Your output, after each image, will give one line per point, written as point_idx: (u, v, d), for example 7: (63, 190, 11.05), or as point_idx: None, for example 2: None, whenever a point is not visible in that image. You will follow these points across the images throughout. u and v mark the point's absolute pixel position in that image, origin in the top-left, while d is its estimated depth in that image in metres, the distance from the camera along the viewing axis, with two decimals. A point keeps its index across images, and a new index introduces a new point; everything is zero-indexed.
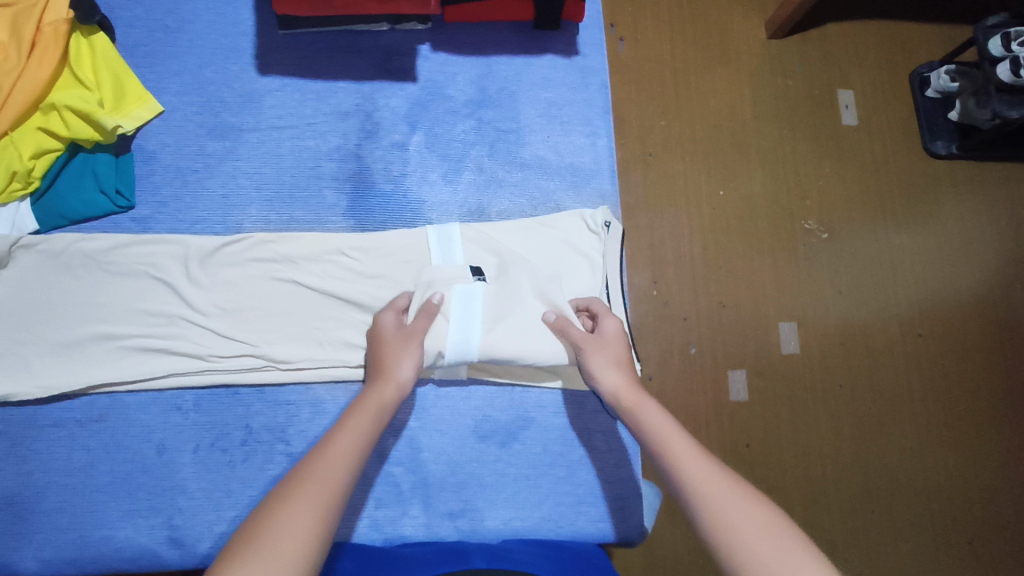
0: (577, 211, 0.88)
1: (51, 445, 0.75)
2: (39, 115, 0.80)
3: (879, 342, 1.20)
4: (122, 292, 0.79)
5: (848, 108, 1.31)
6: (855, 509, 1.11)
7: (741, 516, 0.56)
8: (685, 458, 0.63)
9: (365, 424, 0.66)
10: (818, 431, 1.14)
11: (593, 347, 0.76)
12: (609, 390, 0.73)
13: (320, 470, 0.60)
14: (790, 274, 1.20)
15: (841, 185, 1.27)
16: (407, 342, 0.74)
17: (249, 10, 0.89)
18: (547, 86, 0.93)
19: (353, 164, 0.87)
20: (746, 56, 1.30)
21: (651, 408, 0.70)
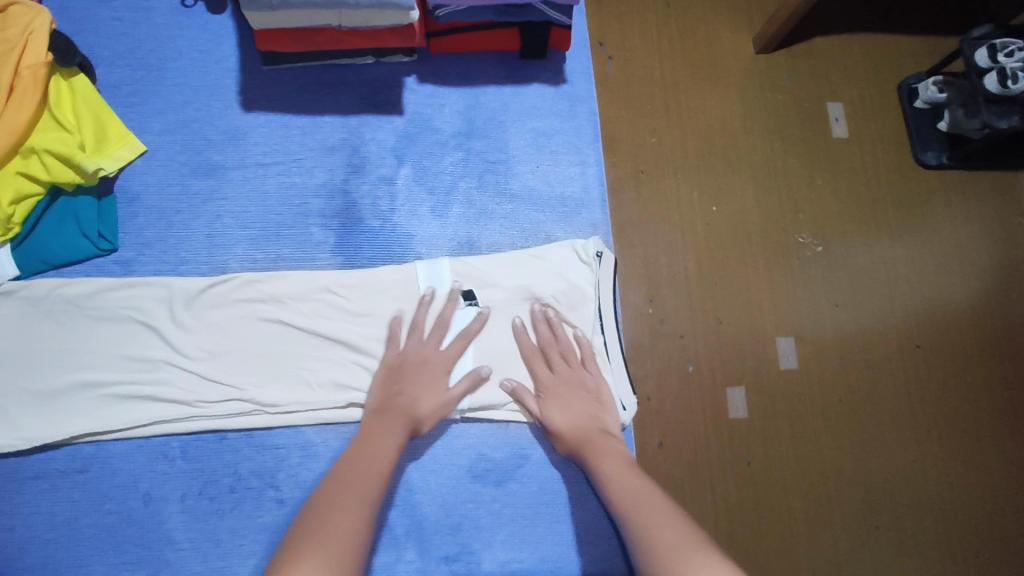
0: (568, 242, 0.86)
1: (33, 498, 0.73)
2: (18, 159, 0.78)
3: (878, 354, 1.18)
4: (105, 337, 0.77)
5: (838, 120, 1.31)
6: (859, 524, 1.10)
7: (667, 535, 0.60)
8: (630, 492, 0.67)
9: (392, 448, 0.70)
10: (819, 445, 1.12)
11: (553, 387, 0.79)
12: (568, 433, 0.76)
13: (356, 486, 0.64)
14: (786, 287, 1.19)
15: (833, 198, 1.26)
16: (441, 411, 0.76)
17: (233, 48, 0.89)
18: (535, 115, 0.92)
19: (340, 200, 0.86)
20: (734, 71, 1.30)
21: (603, 455, 0.73)
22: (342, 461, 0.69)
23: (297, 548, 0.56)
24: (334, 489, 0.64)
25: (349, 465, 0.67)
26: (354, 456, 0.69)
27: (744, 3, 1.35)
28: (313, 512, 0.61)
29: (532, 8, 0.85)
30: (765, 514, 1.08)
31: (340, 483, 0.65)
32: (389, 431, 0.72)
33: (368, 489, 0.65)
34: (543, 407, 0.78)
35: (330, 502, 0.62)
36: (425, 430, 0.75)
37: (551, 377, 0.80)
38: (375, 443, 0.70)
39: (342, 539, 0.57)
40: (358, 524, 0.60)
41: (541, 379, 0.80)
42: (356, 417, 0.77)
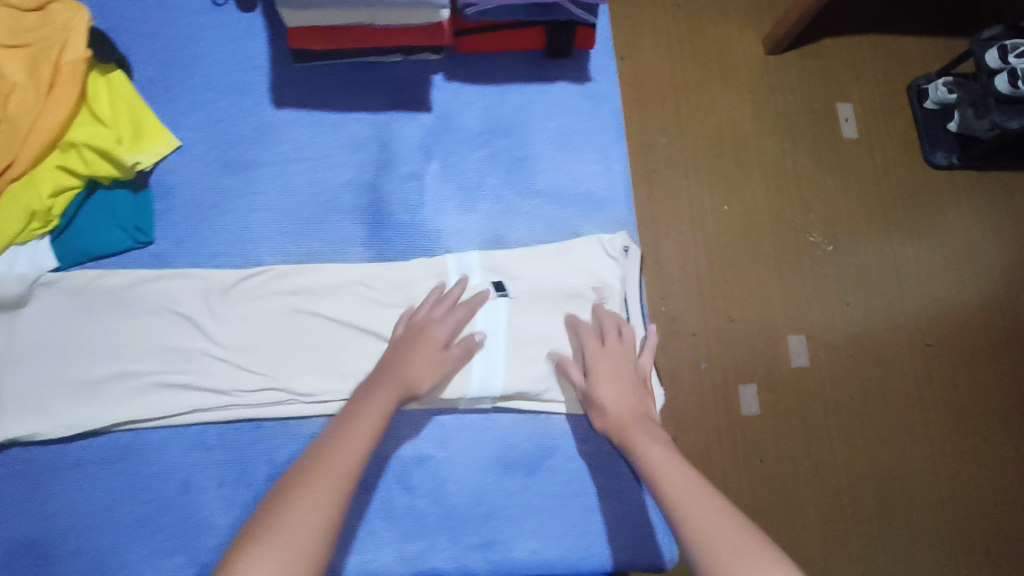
0: (595, 238, 0.88)
1: (71, 486, 0.74)
2: (57, 154, 0.80)
3: (889, 353, 1.20)
4: (143, 327, 0.79)
5: (848, 121, 1.33)
6: (872, 522, 1.11)
7: (728, 550, 0.56)
8: (678, 489, 0.63)
9: (371, 430, 0.67)
10: (831, 443, 1.14)
11: (599, 358, 0.79)
12: (611, 409, 0.75)
13: (330, 470, 0.62)
14: (796, 286, 1.21)
15: (844, 198, 1.27)
16: (439, 370, 0.75)
17: (262, 45, 0.90)
18: (560, 112, 0.93)
19: (369, 196, 0.87)
20: (744, 72, 1.32)
21: (648, 440, 0.70)
22: (319, 442, 0.66)
23: (257, 547, 0.55)
24: (307, 473, 0.62)
25: (326, 447, 0.65)
26: (331, 439, 0.66)
27: (756, 5, 1.37)
28: (283, 499, 0.59)
29: (558, 7, 0.86)
30: (778, 512, 1.09)
31: (314, 467, 0.62)
32: (370, 412, 0.69)
33: (344, 474, 0.62)
34: (597, 378, 0.77)
35: (303, 489, 0.60)
36: (423, 391, 0.74)
37: (600, 350, 0.80)
38: (355, 425, 0.67)
39: (305, 538, 0.56)
40: (325, 517, 0.58)
41: (594, 355, 0.79)
42: None
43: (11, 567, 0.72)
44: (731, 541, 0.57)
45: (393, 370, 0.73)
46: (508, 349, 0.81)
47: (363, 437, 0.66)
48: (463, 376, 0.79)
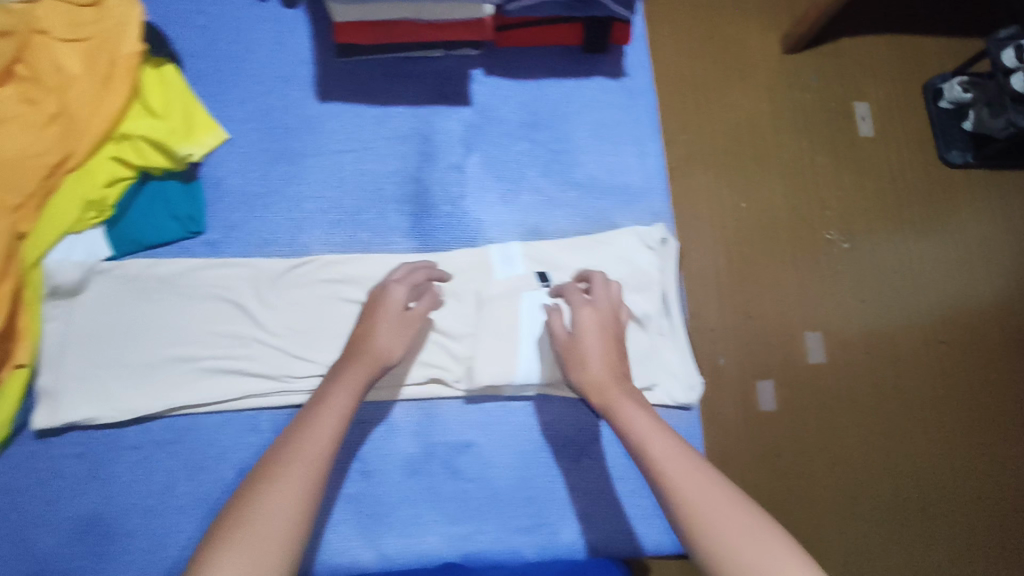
0: (633, 229, 0.90)
1: (129, 467, 0.77)
2: (112, 145, 0.82)
3: (903, 350, 1.22)
4: (196, 314, 0.81)
5: (864, 119, 1.34)
6: (890, 517, 1.12)
7: (730, 529, 0.54)
8: (670, 460, 0.60)
9: (341, 415, 0.64)
10: (849, 440, 1.15)
11: (588, 315, 0.73)
12: (596, 370, 0.70)
13: (300, 458, 0.59)
14: (813, 282, 1.23)
15: (860, 196, 1.30)
16: (404, 333, 0.74)
17: (308, 41, 0.93)
18: (597, 107, 0.95)
19: (413, 187, 0.89)
20: (762, 69, 1.34)
21: (632, 408, 0.67)
22: (286, 432, 0.63)
23: (224, 544, 0.51)
24: (276, 463, 0.58)
25: (292, 437, 0.61)
26: (298, 427, 0.62)
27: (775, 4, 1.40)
28: (252, 492, 0.56)
29: (598, 4, 0.88)
30: (795, 509, 1.10)
31: (285, 456, 0.59)
32: (339, 397, 0.66)
33: (315, 463, 0.59)
34: (580, 334, 0.73)
35: (271, 479, 0.56)
36: (395, 359, 0.72)
37: (586, 304, 0.74)
38: (323, 409, 0.64)
39: (277, 532, 0.53)
40: (298, 505, 0.55)
41: (578, 308, 0.74)
42: (437, 393, 0.82)
43: (71, 548, 0.74)
44: (732, 518, 0.54)
45: (362, 355, 0.70)
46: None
47: (333, 423, 0.63)
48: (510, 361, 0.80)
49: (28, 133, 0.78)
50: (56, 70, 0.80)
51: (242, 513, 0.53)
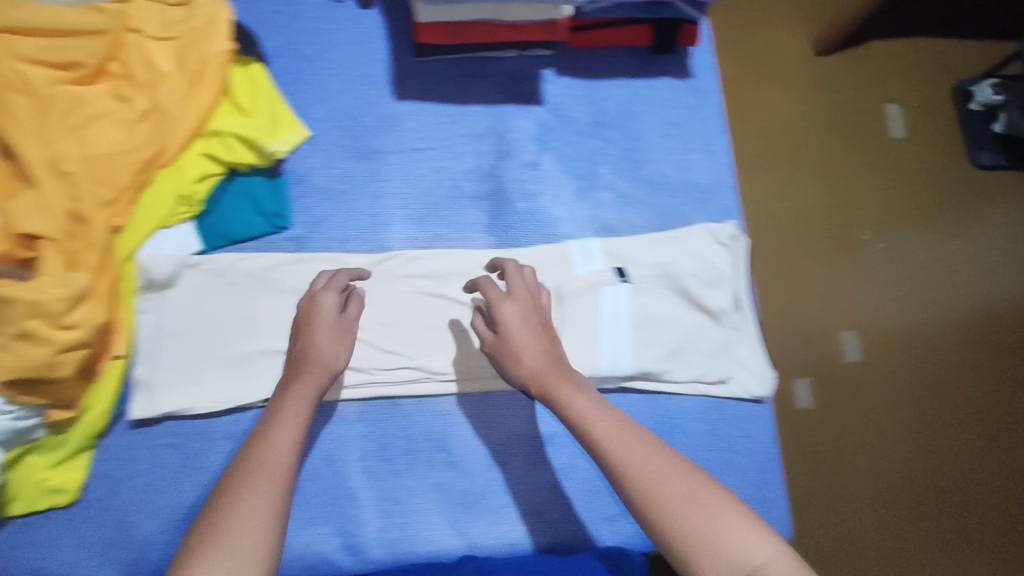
0: (703, 226, 0.91)
1: (224, 457, 0.79)
2: (201, 141, 0.83)
3: (937, 348, 1.28)
4: (284, 308, 0.84)
5: (895, 121, 1.40)
6: (926, 509, 1.18)
7: (679, 500, 0.58)
8: (616, 440, 0.63)
9: (297, 416, 0.67)
10: (887, 434, 1.19)
11: (509, 307, 0.75)
12: (528, 361, 0.72)
13: (265, 464, 0.61)
14: (852, 280, 1.27)
15: (895, 197, 1.35)
16: (343, 336, 0.77)
17: (383, 40, 0.95)
18: (667, 107, 0.97)
19: (489, 184, 0.92)
20: (799, 73, 1.38)
21: (572, 389, 0.69)
22: (245, 441, 0.65)
23: (205, 546, 0.53)
24: (239, 466, 0.61)
25: (251, 443, 0.64)
26: (255, 435, 0.65)
27: (813, 8, 1.43)
28: (225, 500, 0.57)
29: (671, 5, 0.89)
30: (837, 504, 1.12)
31: (246, 459, 0.62)
32: (292, 400, 0.69)
33: (279, 459, 0.62)
34: (507, 331, 0.74)
35: (241, 487, 0.58)
36: (343, 363, 0.76)
37: (505, 297, 0.76)
38: (279, 412, 0.68)
39: (256, 522, 0.56)
40: (275, 506, 0.58)
41: (499, 304, 0.75)
42: None
43: (169, 536, 0.76)
44: (677, 487, 0.59)
45: (306, 360, 0.73)
46: (635, 329, 0.85)
47: (290, 423, 0.66)
48: (594, 350, 0.84)
49: (121, 131, 0.80)
50: (147, 68, 0.81)
51: (217, 523, 0.55)
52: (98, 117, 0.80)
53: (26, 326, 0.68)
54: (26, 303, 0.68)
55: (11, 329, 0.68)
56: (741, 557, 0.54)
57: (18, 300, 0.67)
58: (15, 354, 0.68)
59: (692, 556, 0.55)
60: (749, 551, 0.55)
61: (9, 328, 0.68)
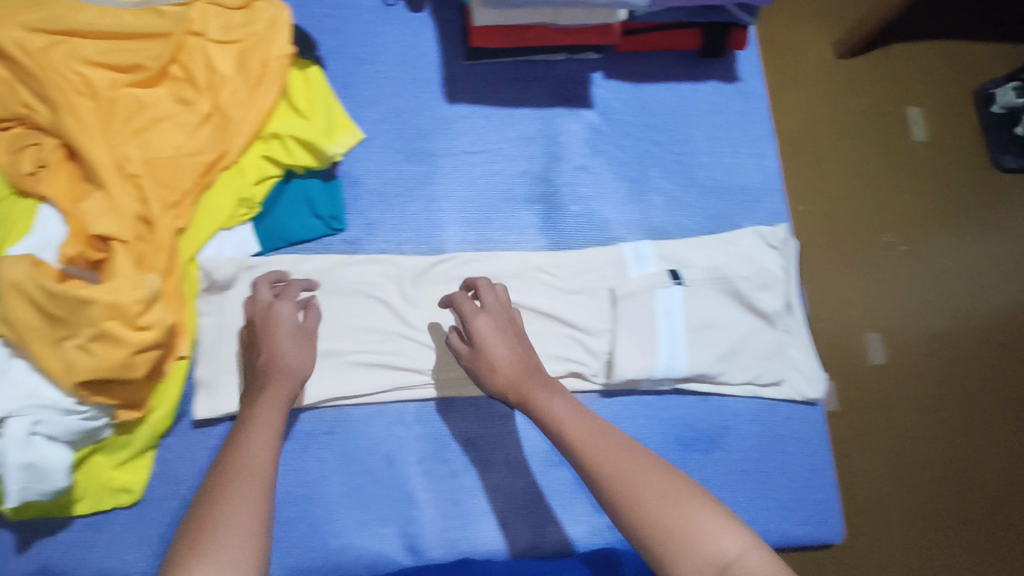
0: (755, 229, 0.92)
1: (287, 458, 0.81)
2: (260, 144, 0.84)
3: (962, 351, 1.27)
4: (342, 310, 0.84)
5: (916, 125, 1.39)
6: (952, 514, 1.17)
7: (657, 499, 0.57)
8: (588, 441, 0.63)
9: (272, 425, 0.66)
10: (911, 438, 1.20)
11: (481, 318, 0.76)
12: (503, 368, 0.73)
13: (243, 464, 0.61)
14: (876, 281, 1.27)
15: (917, 200, 1.34)
16: (306, 342, 0.76)
17: (433, 43, 0.96)
18: (716, 110, 0.98)
19: (542, 187, 0.92)
20: (825, 76, 1.38)
21: (547, 394, 0.70)
22: (219, 455, 0.64)
23: (189, 548, 0.53)
24: (215, 480, 0.60)
25: (227, 456, 0.63)
26: (232, 442, 0.65)
27: (840, 11, 1.43)
28: (205, 504, 0.57)
29: (723, 9, 0.90)
30: (863, 506, 1.13)
31: (223, 471, 0.60)
32: (263, 410, 0.68)
33: (256, 466, 0.61)
34: (481, 342, 0.74)
35: (219, 489, 0.58)
36: (308, 368, 0.75)
37: (478, 310, 0.77)
38: (251, 422, 0.66)
39: (242, 529, 0.54)
40: (256, 503, 0.57)
41: (473, 318, 0.76)
42: (575, 387, 0.85)
43: None
44: (650, 483, 0.58)
45: (273, 367, 0.72)
46: (689, 331, 0.86)
47: (263, 431, 0.65)
48: (652, 352, 0.84)
49: (183, 133, 0.80)
50: (209, 71, 0.82)
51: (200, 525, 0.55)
52: (160, 119, 0.81)
53: (105, 326, 0.66)
54: (106, 304, 0.66)
55: (88, 329, 0.66)
56: (714, 547, 0.54)
57: (98, 301, 0.65)
58: (91, 356, 0.66)
59: (667, 550, 0.55)
60: (725, 543, 0.54)
61: (86, 329, 0.66)
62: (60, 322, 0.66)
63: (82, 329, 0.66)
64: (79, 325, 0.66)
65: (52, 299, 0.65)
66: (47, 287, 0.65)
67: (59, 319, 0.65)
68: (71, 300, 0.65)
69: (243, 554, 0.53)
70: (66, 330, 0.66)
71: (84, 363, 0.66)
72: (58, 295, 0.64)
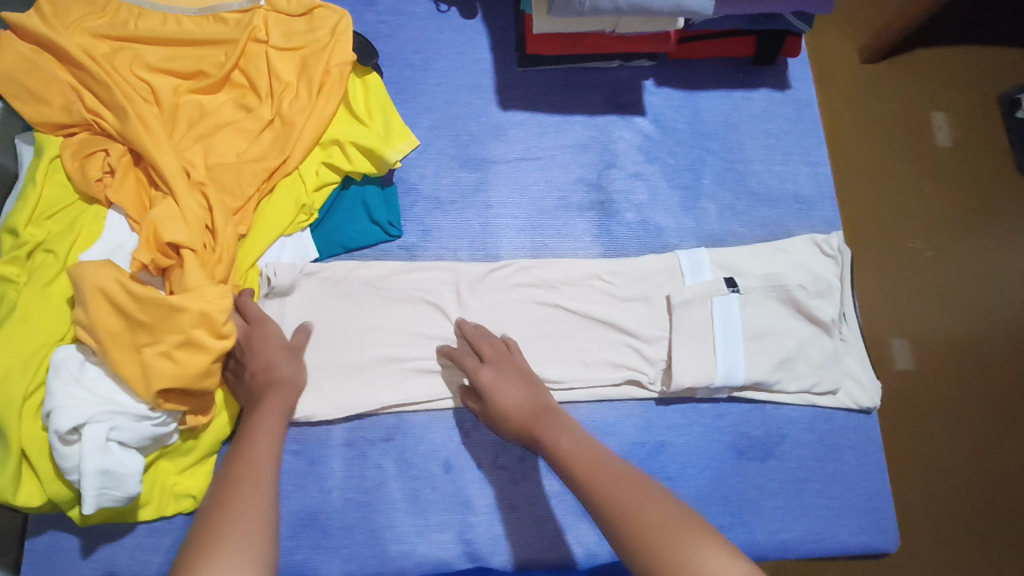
0: (808, 237, 0.92)
1: (346, 463, 0.81)
2: (320, 150, 0.84)
3: (990, 359, 1.21)
4: (401, 316, 0.85)
5: (941, 129, 1.36)
6: (982, 526, 1.09)
7: (654, 528, 0.56)
8: (591, 471, 0.65)
9: (272, 441, 0.68)
10: (939, 444, 1.14)
11: (484, 372, 0.78)
12: (514, 415, 0.75)
13: (252, 475, 0.63)
14: (898, 282, 1.23)
15: (943, 206, 1.31)
16: (297, 355, 0.79)
17: (487, 50, 0.96)
18: (767, 118, 0.98)
19: (596, 194, 0.93)
20: (856, 79, 1.36)
21: (556, 430, 0.71)
22: (221, 470, 0.65)
23: (198, 552, 0.53)
24: (217, 492, 0.61)
25: (229, 470, 0.64)
26: (235, 453, 0.66)
27: (873, 15, 1.41)
28: (212, 513, 0.58)
29: (780, 16, 0.90)
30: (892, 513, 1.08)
31: (226, 484, 0.62)
32: (262, 425, 0.69)
33: (258, 479, 0.62)
34: (487, 395, 0.77)
35: (226, 500, 0.59)
36: (304, 381, 0.79)
37: (480, 365, 0.79)
38: (250, 436, 0.68)
39: (247, 534, 0.55)
40: (264, 514, 0.59)
41: (476, 373, 0.78)
42: (633, 395, 0.85)
43: (295, 540, 0.77)
44: (650, 513, 0.58)
45: (271, 387, 0.74)
46: (747, 340, 0.85)
47: (265, 446, 0.67)
48: (711, 361, 0.84)
49: (246, 140, 0.80)
50: (272, 78, 0.83)
51: (207, 533, 0.55)
52: (222, 125, 0.81)
53: (191, 334, 0.66)
54: (196, 312, 0.66)
55: (174, 336, 0.66)
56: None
57: (188, 308, 0.66)
58: (174, 363, 0.66)
59: None
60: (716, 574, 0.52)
61: (172, 336, 0.66)
62: (145, 329, 0.66)
63: (167, 337, 0.66)
64: (166, 332, 0.66)
65: (140, 306, 0.65)
66: (136, 293, 0.65)
67: (144, 325, 0.66)
68: (160, 307, 0.65)
69: (249, 554, 0.53)
70: (149, 336, 0.66)
71: (168, 369, 0.66)
72: (148, 302, 0.65)
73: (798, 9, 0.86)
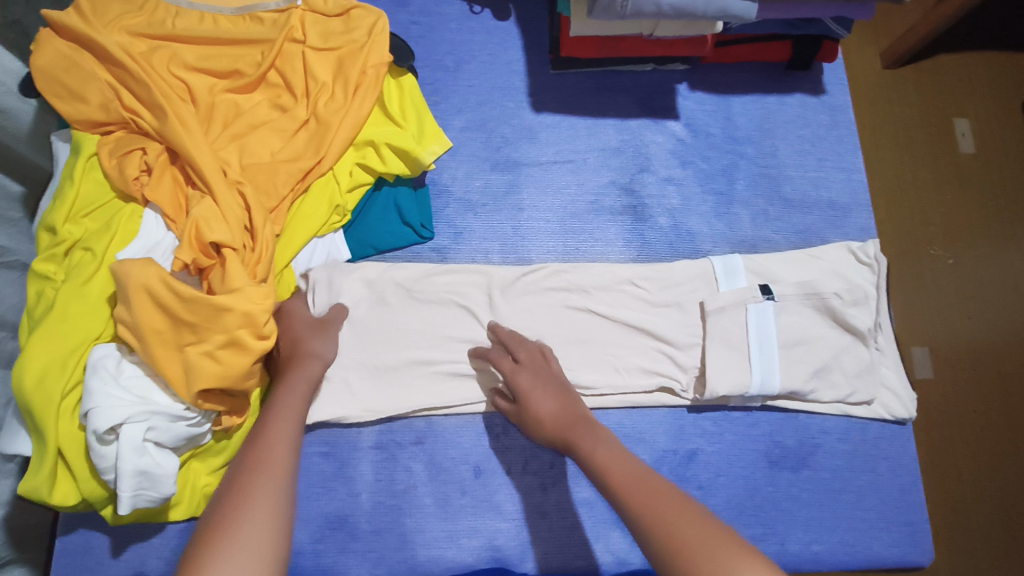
0: (843, 244, 0.91)
1: (376, 466, 0.80)
2: (354, 151, 0.83)
3: (1010, 368, 1.18)
4: (432, 319, 0.84)
5: (964, 136, 1.34)
6: (993, 535, 1.05)
7: (692, 546, 0.54)
8: (628, 484, 0.63)
9: (292, 431, 0.65)
10: (957, 454, 1.10)
11: (521, 376, 0.78)
12: (550, 420, 0.75)
13: (270, 461, 0.60)
14: (916, 289, 1.22)
15: (964, 212, 1.28)
16: (325, 329, 0.78)
17: (519, 51, 0.96)
18: (802, 123, 0.97)
19: (629, 198, 0.92)
20: (880, 85, 1.34)
21: (593, 439, 0.70)
22: (241, 449, 0.63)
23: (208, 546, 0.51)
24: (235, 477, 0.59)
25: (247, 456, 0.61)
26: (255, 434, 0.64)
27: (900, 20, 1.40)
28: (228, 499, 0.56)
29: (820, 22, 0.89)
30: None
31: (242, 472, 0.59)
32: (287, 408, 0.67)
33: (277, 472, 0.59)
34: (524, 398, 0.76)
35: (241, 489, 0.57)
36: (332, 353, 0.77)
37: (517, 367, 0.79)
38: (271, 425, 0.65)
39: (260, 537, 0.53)
40: (278, 509, 0.56)
41: (513, 376, 0.78)
42: (664, 402, 0.84)
43: (323, 543, 0.77)
44: (689, 530, 0.56)
45: (297, 368, 0.72)
46: (782, 348, 0.84)
47: (287, 430, 0.65)
48: (745, 370, 0.83)
49: (281, 139, 0.80)
50: (307, 79, 0.82)
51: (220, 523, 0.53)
52: (257, 125, 0.80)
53: (235, 334, 0.67)
54: (241, 312, 0.66)
55: (218, 336, 0.66)
56: None
57: (233, 309, 0.66)
58: (217, 363, 0.66)
59: None
60: None
61: (216, 336, 0.66)
62: (189, 328, 0.66)
63: (211, 336, 0.66)
64: (210, 331, 0.66)
65: (186, 305, 0.65)
66: (184, 292, 0.64)
67: (188, 325, 0.65)
68: (207, 307, 0.65)
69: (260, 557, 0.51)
70: (192, 336, 0.66)
71: (213, 369, 0.66)
72: (192, 302, 0.64)
73: (838, 14, 0.85)
